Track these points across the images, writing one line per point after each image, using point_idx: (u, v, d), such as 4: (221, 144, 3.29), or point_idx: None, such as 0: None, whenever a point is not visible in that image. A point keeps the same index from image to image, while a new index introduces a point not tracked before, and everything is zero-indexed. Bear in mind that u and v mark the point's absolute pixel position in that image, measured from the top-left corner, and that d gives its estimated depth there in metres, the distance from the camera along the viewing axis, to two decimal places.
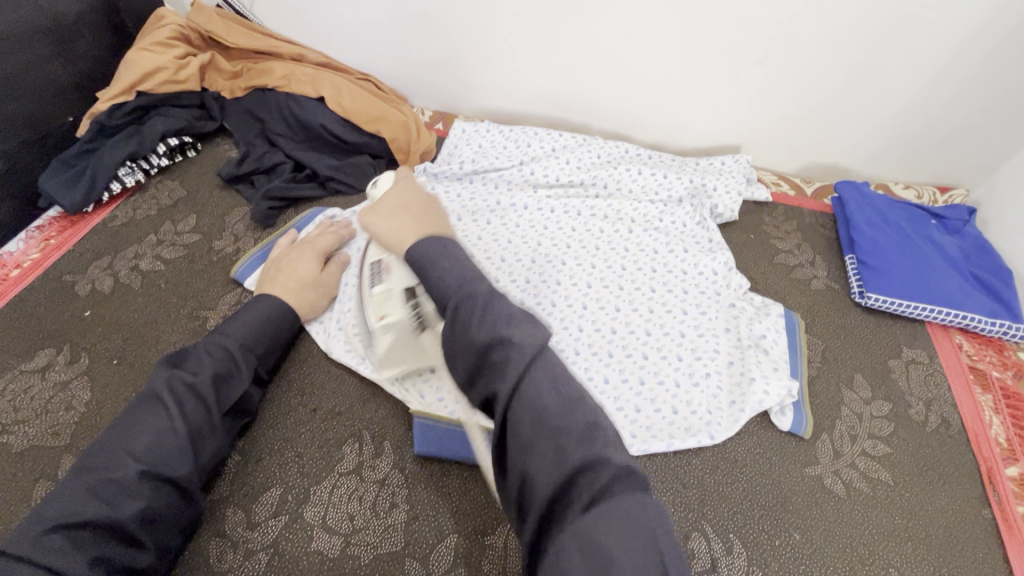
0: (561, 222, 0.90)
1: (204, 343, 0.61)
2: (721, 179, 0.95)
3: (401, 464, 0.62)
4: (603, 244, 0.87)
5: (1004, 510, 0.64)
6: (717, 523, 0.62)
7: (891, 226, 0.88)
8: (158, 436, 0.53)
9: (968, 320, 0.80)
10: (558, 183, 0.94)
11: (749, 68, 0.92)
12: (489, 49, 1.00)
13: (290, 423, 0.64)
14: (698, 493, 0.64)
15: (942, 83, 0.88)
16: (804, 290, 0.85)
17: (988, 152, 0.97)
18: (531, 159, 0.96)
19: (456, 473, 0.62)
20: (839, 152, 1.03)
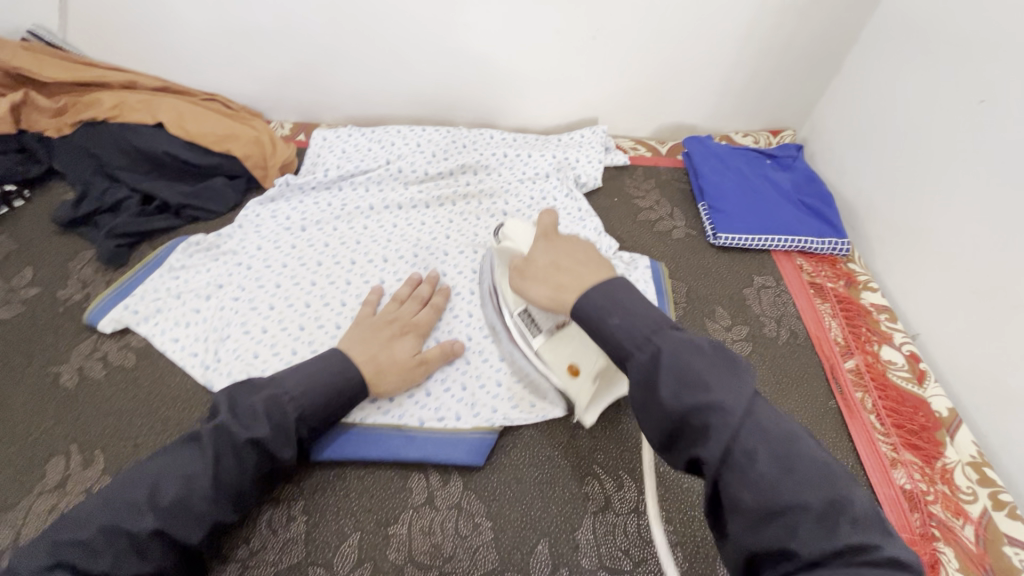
0: (438, 214, 0.90)
1: (262, 395, 0.55)
2: (581, 151, 1.01)
3: (294, 477, 0.61)
4: (481, 228, 0.88)
5: (846, 398, 0.74)
6: (608, 464, 0.64)
7: (731, 170, 0.99)
8: (184, 490, 0.49)
9: (802, 243, 0.91)
10: (427, 176, 0.94)
11: (587, 44, 0.99)
12: (336, 55, 1.00)
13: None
14: (590, 441, 0.66)
15: (749, 40, 1.00)
16: (667, 240, 0.93)
17: (803, 95, 1.10)
18: (397, 157, 0.96)
19: (353, 474, 0.62)
20: (682, 112, 1.12)
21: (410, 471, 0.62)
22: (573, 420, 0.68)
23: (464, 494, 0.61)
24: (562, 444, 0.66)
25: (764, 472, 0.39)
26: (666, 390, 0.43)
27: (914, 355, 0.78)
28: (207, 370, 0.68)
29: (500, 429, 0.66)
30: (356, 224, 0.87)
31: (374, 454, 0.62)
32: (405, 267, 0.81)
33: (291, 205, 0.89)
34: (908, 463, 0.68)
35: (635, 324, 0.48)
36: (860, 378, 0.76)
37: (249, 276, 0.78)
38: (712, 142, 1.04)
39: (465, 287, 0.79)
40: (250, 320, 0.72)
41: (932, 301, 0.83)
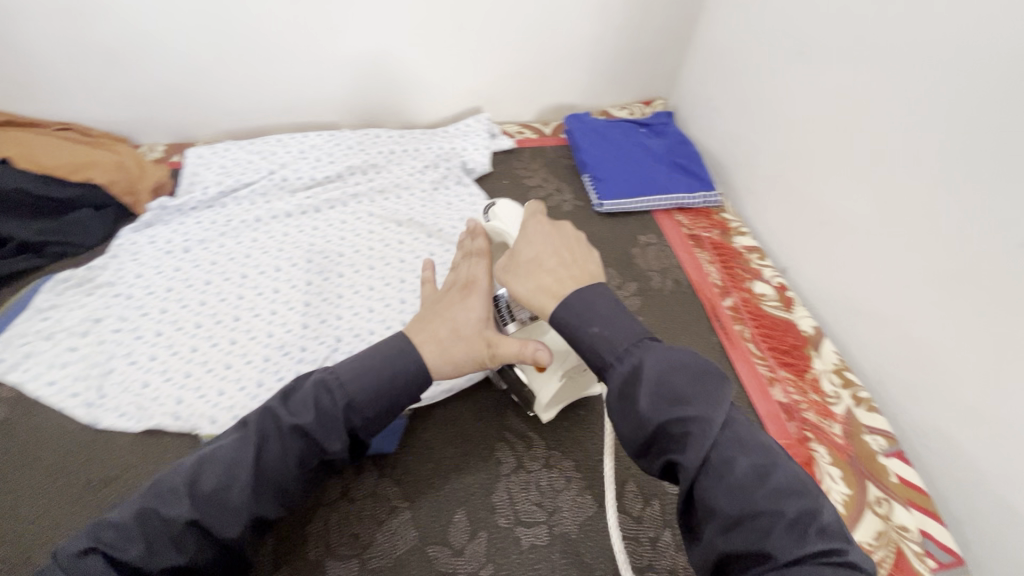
0: (330, 217, 0.90)
1: (309, 383, 0.50)
2: (467, 141, 1.04)
3: None
4: (375, 225, 0.89)
5: (726, 331, 0.82)
6: (517, 428, 0.68)
7: (608, 141, 1.05)
8: (223, 477, 0.46)
9: (677, 200, 0.99)
10: (315, 182, 0.93)
11: (458, 34, 1.02)
12: (203, 69, 0.97)
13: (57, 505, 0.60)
14: (497, 411, 0.69)
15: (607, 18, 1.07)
16: (558, 214, 0.98)
17: (666, 65, 1.19)
18: (281, 166, 0.95)
19: None
20: (560, 93, 1.18)
21: None
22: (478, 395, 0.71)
23: (379, 480, 0.62)
24: (470, 417, 0.68)
25: (740, 477, 0.41)
26: (645, 404, 0.44)
27: (782, 285, 0.87)
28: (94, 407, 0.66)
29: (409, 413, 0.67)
30: (244, 238, 0.85)
31: None
32: (299, 275, 0.81)
33: (169, 227, 0.85)
34: (782, 379, 0.77)
35: (619, 334, 0.48)
36: (737, 313, 0.84)
37: (130, 305, 0.75)
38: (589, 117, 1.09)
39: (363, 285, 0.81)
40: (138, 350, 0.71)
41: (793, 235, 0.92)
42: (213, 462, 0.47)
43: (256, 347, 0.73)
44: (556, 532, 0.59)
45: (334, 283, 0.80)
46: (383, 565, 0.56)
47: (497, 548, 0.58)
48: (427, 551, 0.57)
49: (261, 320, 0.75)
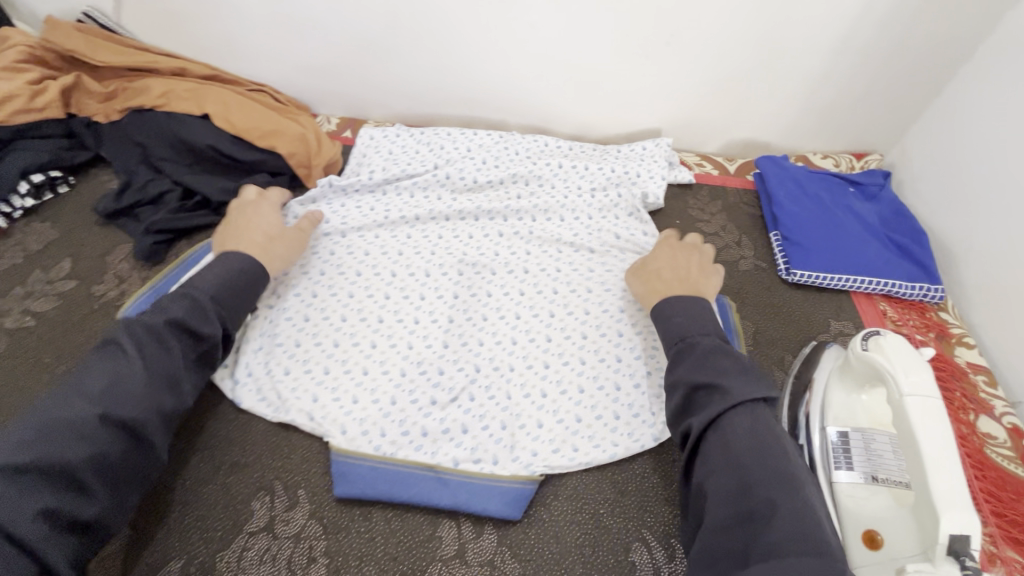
0: (417, 226, 0.83)
1: (174, 295, 0.57)
2: (643, 165, 0.93)
3: (274, 504, 0.57)
4: (467, 248, 0.81)
5: (976, 469, 0.65)
6: (632, 521, 0.58)
7: (809, 196, 0.89)
8: (113, 381, 0.49)
9: (886, 286, 0.81)
10: (406, 177, 0.87)
11: (659, 50, 0.91)
12: (392, 50, 0.95)
13: (207, 507, 0.56)
14: (591, 504, 0.59)
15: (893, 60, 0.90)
16: (732, 272, 0.84)
17: (896, 121, 0.99)
18: (397, 159, 0.90)
19: (325, 491, 0.58)
20: (757, 128, 1.03)
21: (372, 508, 0.57)
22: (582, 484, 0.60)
23: (498, 550, 0.55)
24: (570, 500, 0.59)
25: (731, 448, 0.48)
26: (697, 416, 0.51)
27: (1017, 429, 0.68)
28: (320, 405, 0.64)
29: (541, 478, 0.60)
30: (321, 217, 0.82)
31: (364, 492, 0.57)
32: (389, 285, 0.76)
33: (335, 208, 0.84)
34: (1009, 560, 0.58)
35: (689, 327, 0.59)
36: (977, 444, 0.67)
37: (321, 284, 0.75)
38: (788, 164, 0.94)
39: (441, 316, 0.73)
40: (406, 329, 0.71)
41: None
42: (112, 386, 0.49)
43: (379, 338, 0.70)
44: None
45: (481, 302, 0.74)
46: None
47: None
48: None
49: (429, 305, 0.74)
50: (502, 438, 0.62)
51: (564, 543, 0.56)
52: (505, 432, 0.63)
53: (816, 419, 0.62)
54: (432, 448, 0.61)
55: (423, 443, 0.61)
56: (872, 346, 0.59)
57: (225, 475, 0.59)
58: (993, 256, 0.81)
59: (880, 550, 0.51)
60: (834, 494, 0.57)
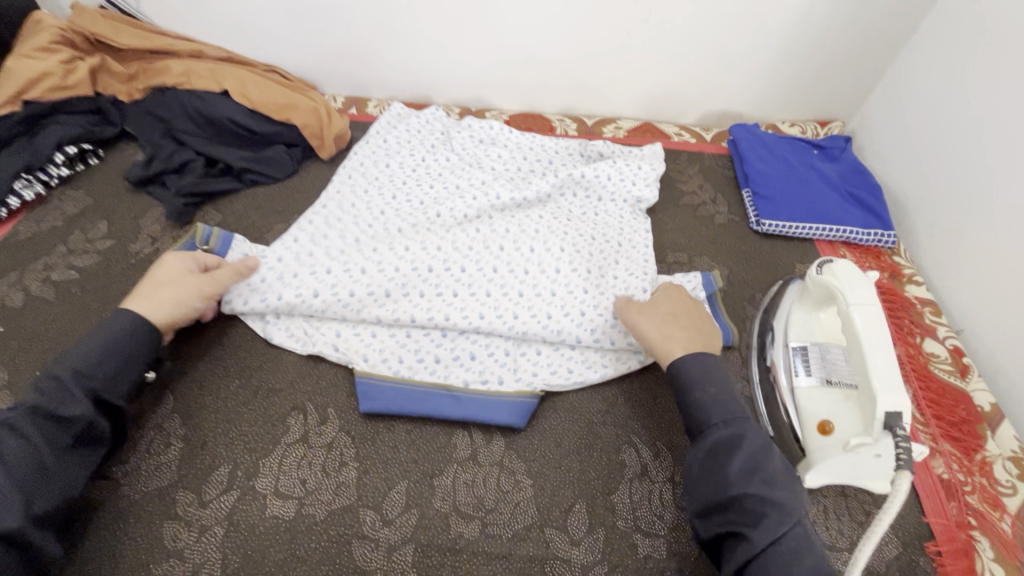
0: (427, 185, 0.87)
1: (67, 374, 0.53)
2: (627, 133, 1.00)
3: (308, 422, 0.65)
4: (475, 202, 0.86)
5: (921, 382, 0.74)
6: (623, 428, 0.67)
7: (777, 157, 0.98)
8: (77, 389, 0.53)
9: (846, 233, 0.90)
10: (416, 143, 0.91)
11: (638, 27, 0.99)
12: (392, 31, 1.03)
13: (249, 424, 0.64)
14: (587, 415, 0.67)
15: (850, 31, 0.99)
16: (708, 225, 0.93)
17: (856, 89, 1.09)
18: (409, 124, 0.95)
19: (353, 410, 0.66)
20: (730, 100, 1.12)
21: (395, 421, 0.65)
22: (579, 402, 0.68)
23: (507, 452, 0.63)
24: (569, 414, 0.67)
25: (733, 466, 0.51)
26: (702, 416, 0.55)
27: (958, 349, 0.78)
28: (343, 339, 0.71)
29: (541, 394, 0.68)
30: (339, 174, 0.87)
31: (387, 408, 0.65)
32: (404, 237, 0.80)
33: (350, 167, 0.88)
34: (946, 453, 0.68)
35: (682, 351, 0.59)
36: (923, 362, 0.76)
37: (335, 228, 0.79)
38: (758, 129, 1.04)
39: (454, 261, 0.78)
40: None
41: (995, 307, 0.79)
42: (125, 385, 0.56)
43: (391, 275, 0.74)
44: (676, 550, 0.58)
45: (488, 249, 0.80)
46: (504, 529, 0.58)
47: (614, 552, 0.57)
48: (545, 533, 0.58)
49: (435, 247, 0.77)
50: (506, 362, 0.70)
51: (563, 446, 0.65)
52: (508, 357, 0.70)
53: (781, 339, 0.71)
54: (445, 371, 0.69)
55: (437, 367, 0.69)
56: (824, 271, 0.67)
57: (263, 399, 0.66)
58: (939, 203, 0.91)
59: (831, 435, 0.61)
60: (795, 397, 0.66)
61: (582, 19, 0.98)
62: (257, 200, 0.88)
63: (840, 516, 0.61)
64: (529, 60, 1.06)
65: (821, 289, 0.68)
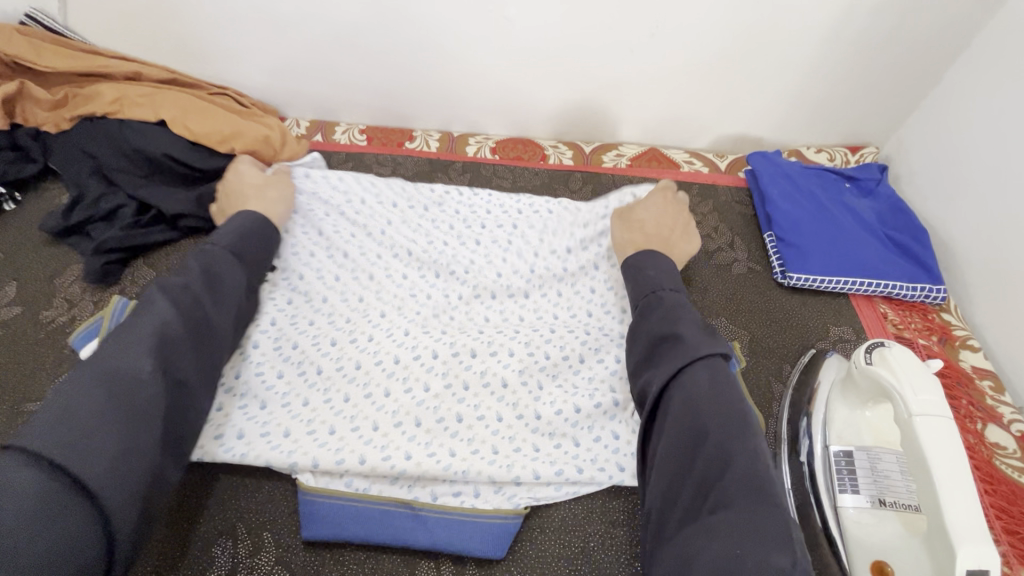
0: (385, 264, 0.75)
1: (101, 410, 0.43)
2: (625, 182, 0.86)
3: (238, 553, 0.52)
4: (448, 278, 0.74)
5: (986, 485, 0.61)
6: (626, 557, 0.54)
7: (804, 194, 0.85)
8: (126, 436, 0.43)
9: (887, 287, 0.77)
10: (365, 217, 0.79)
11: (643, 42, 0.86)
12: (364, 47, 0.89)
13: (163, 557, 0.52)
14: (580, 540, 0.55)
15: (888, 46, 0.85)
16: (726, 276, 0.80)
17: (892, 112, 0.95)
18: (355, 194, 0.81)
19: (294, 535, 0.54)
20: (747, 123, 0.98)
21: (345, 551, 0.53)
22: (571, 524, 0.56)
23: None
24: (560, 536, 0.55)
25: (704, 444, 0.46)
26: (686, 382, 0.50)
27: None
28: (291, 444, 0.57)
29: (525, 512, 0.56)
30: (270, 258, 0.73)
31: (334, 535, 0.53)
32: (361, 326, 0.68)
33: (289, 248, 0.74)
34: None
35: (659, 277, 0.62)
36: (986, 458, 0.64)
37: (267, 336, 0.66)
38: (781, 159, 0.90)
39: (424, 350, 0.66)
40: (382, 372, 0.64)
41: None
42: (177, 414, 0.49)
43: (342, 382, 0.63)
44: None
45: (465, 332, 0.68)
46: None
47: None
48: None
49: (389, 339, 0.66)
50: (496, 460, 0.58)
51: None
52: (498, 455, 0.58)
53: (819, 439, 0.58)
54: (411, 485, 0.56)
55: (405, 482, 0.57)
56: (875, 359, 0.55)
57: (184, 519, 0.54)
58: (995, 251, 0.77)
59: None
60: (838, 518, 0.53)
61: (580, 32, 0.85)
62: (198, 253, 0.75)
63: None
64: (520, 78, 0.93)
65: (870, 379, 0.55)
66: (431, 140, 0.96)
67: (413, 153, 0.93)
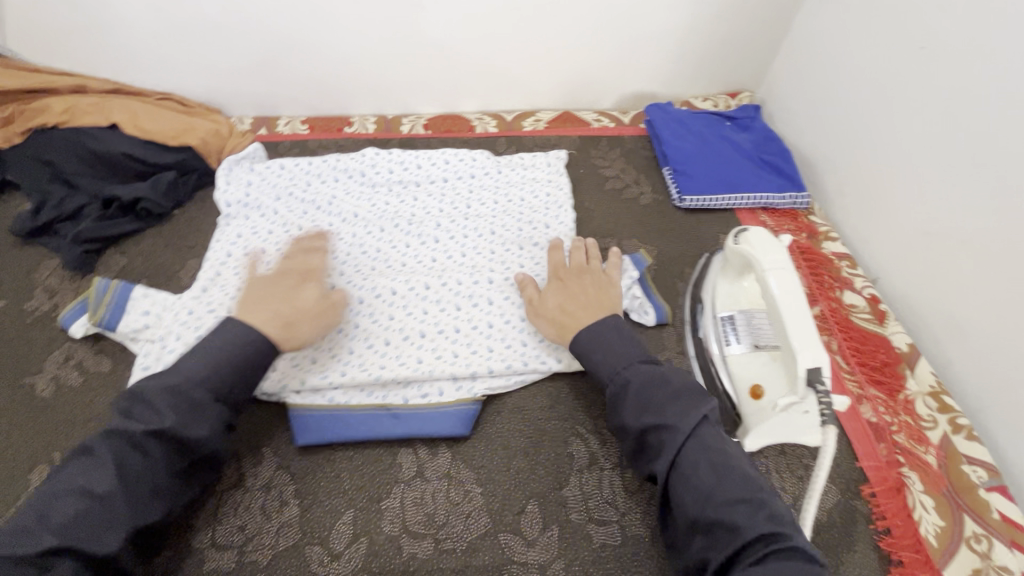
0: (341, 230, 0.85)
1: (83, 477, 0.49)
2: (533, 153, 0.98)
3: (242, 465, 0.62)
4: (399, 233, 0.85)
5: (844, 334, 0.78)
6: (569, 421, 0.67)
7: (692, 133, 1.01)
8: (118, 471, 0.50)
9: (762, 199, 0.94)
10: (318, 194, 0.89)
11: (541, 18, 0.99)
12: (294, 44, 0.99)
13: None
14: (530, 416, 0.67)
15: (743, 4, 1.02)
16: (635, 207, 0.94)
17: (758, 58, 1.12)
18: (304, 176, 0.91)
19: (289, 446, 0.63)
20: (643, 82, 1.14)
21: (335, 451, 0.63)
22: (524, 405, 0.68)
23: (453, 463, 0.63)
24: (514, 413, 0.67)
25: (700, 481, 0.50)
26: (689, 451, 0.51)
27: (875, 297, 0.82)
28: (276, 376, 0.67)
29: (483, 399, 0.67)
30: (231, 236, 0.82)
31: (324, 438, 0.63)
32: (326, 279, 0.78)
33: (250, 226, 0.84)
34: (873, 398, 0.72)
35: (611, 356, 0.60)
36: (838, 314, 0.81)
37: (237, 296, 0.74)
38: (672, 108, 1.06)
39: (385, 290, 0.77)
40: (348, 313, 0.74)
41: (900, 254, 0.84)
42: (138, 445, 0.51)
43: None
44: (629, 533, 0.59)
45: (420, 274, 0.79)
46: (460, 540, 0.57)
47: (570, 545, 0.58)
48: (501, 539, 0.57)
49: (353, 286, 0.77)
50: (458, 361, 0.69)
51: (510, 447, 0.64)
52: (459, 358, 0.69)
53: (708, 310, 0.73)
54: (383, 392, 0.67)
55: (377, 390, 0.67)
56: (740, 241, 0.69)
57: None
58: (842, 160, 0.95)
59: (762, 399, 0.63)
60: (727, 365, 0.68)
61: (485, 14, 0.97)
62: (165, 238, 0.83)
63: (780, 475, 0.63)
64: (439, 61, 1.04)
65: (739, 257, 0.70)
66: (367, 123, 1.06)
67: (352, 135, 1.03)
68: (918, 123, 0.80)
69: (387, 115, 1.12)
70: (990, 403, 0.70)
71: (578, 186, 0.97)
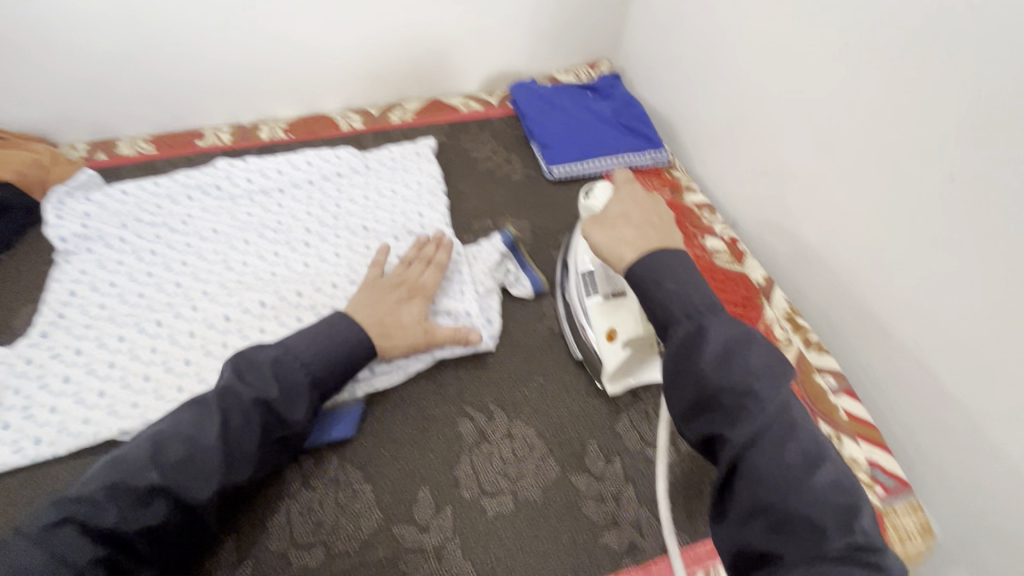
0: (200, 249, 0.80)
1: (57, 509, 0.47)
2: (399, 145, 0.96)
3: None
4: (266, 243, 0.81)
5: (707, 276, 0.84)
6: (455, 402, 0.67)
7: (554, 106, 1.03)
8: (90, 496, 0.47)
9: (625, 160, 0.98)
10: (169, 214, 0.83)
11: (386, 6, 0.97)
12: (119, 57, 0.91)
13: None
14: (415, 404, 0.67)
15: None
16: (507, 184, 0.96)
17: (609, 28, 1.17)
18: (150, 197, 0.84)
19: None
20: (504, 61, 1.15)
21: None
22: (410, 395, 0.67)
23: (339, 466, 0.61)
24: (400, 405, 0.67)
25: (787, 461, 0.40)
26: (772, 430, 0.42)
27: (732, 239, 0.89)
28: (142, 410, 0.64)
29: (365, 397, 0.66)
30: (72, 273, 0.75)
31: None
32: (187, 302, 0.73)
33: (94, 260, 0.77)
34: None
35: (691, 295, 0.48)
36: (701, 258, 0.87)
37: (85, 338, 0.69)
38: (534, 83, 1.08)
39: (254, 304, 0.73)
40: (215, 333, 0.70)
41: (747, 195, 0.91)
42: (174, 435, 0.52)
43: (177, 351, 0.69)
44: (520, 498, 0.60)
45: (291, 280, 0.76)
46: (352, 541, 0.56)
47: (463, 521, 0.58)
48: (394, 531, 0.57)
49: (217, 305, 0.73)
50: None
51: (397, 440, 0.64)
52: None
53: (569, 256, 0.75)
54: None
55: None
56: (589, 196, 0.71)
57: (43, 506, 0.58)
58: (691, 116, 1.01)
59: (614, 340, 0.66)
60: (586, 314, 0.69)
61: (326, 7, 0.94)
62: None
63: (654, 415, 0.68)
64: (289, 60, 1.00)
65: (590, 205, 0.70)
66: (221, 134, 1.00)
67: (205, 148, 0.97)
68: (743, 73, 0.86)
69: (245, 123, 1.06)
70: (833, 318, 0.78)
71: (449, 171, 0.97)
